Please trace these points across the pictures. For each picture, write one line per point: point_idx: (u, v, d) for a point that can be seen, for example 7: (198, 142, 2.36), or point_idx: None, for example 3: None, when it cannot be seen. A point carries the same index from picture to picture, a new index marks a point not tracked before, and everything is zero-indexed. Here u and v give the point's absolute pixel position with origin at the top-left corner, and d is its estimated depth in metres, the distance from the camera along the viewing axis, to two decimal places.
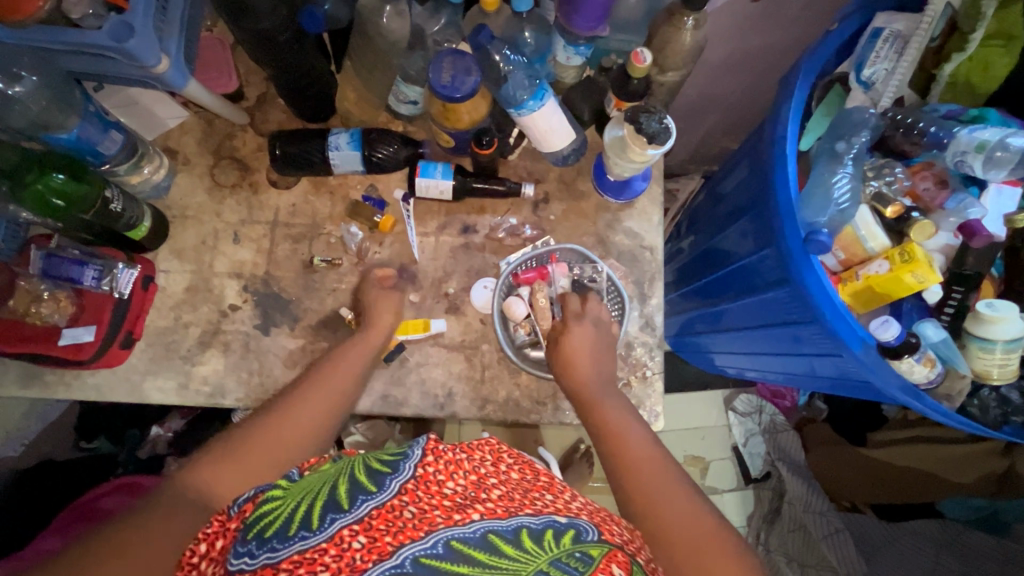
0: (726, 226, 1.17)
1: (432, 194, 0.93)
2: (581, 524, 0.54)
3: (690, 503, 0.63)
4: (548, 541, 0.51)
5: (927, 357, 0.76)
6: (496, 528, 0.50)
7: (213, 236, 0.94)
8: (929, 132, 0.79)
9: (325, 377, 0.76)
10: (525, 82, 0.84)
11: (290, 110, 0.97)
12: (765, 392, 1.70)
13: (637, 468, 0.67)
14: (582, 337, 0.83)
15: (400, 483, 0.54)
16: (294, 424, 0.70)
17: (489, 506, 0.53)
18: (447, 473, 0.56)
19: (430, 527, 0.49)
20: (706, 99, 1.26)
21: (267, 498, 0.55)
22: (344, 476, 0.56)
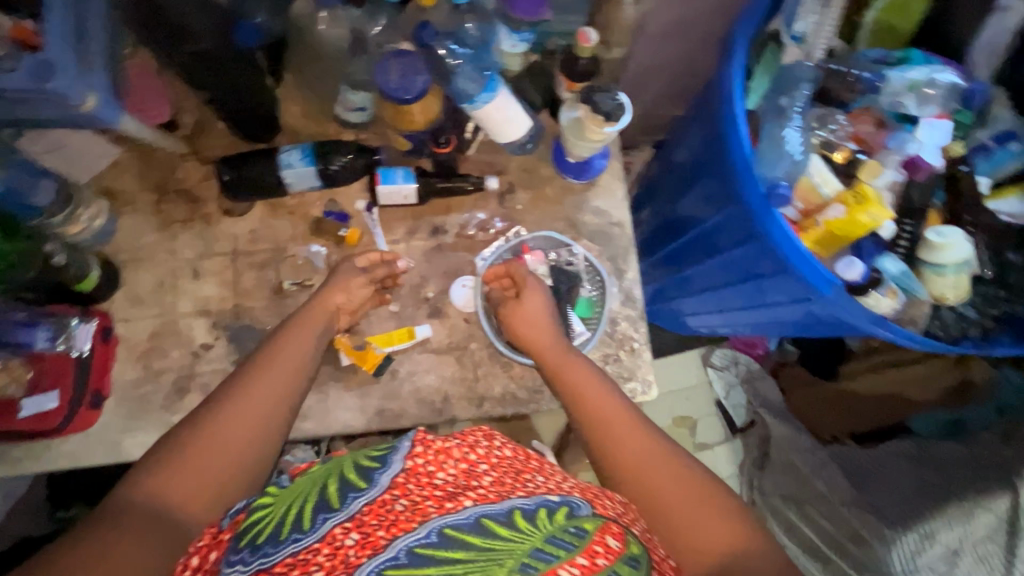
0: (686, 190, 1.19)
1: (396, 199, 0.91)
2: (574, 500, 0.53)
3: (661, 465, 0.65)
4: (542, 519, 0.50)
5: (890, 289, 0.81)
6: (490, 512, 0.50)
7: (171, 275, 0.89)
8: (863, 78, 0.83)
9: (273, 363, 0.71)
10: (473, 74, 0.82)
11: (234, 132, 0.92)
12: (739, 344, 1.78)
13: (609, 436, 0.68)
14: (533, 303, 0.83)
15: (389, 478, 0.53)
16: (240, 420, 0.65)
17: (481, 491, 0.52)
18: (436, 464, 0.54)
19: (423, 518, 0.49)
20: (649, 70, 1.29)
21: (256, 506, 0.53)
22: (333, 474, 0.55)
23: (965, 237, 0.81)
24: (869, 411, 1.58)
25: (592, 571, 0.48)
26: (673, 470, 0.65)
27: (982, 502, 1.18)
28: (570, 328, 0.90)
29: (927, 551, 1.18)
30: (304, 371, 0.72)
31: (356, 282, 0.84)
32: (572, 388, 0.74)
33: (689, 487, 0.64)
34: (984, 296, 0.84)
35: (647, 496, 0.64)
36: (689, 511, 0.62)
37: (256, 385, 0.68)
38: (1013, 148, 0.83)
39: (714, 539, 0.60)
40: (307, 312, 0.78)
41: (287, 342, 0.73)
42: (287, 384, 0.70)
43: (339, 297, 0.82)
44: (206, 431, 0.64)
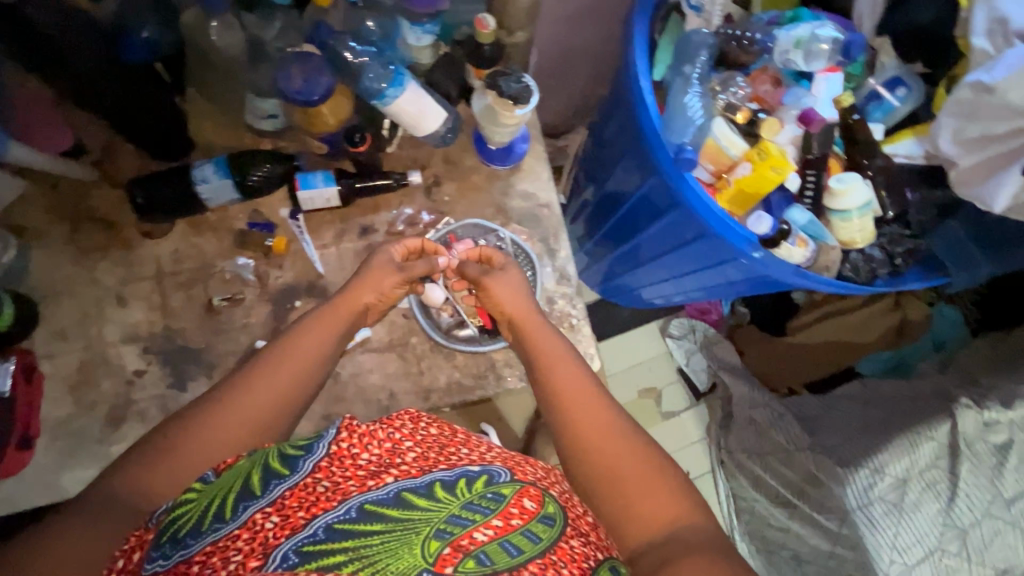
0: (617, 162, 1.21)
1: (319, 204, 0.91)
2: (494, 469, 0.59)
3: (618, 440, 0.67)
4: (459, 488, 0.56)
5: (800, 239, 0.85)
6: (409, 486, 0.55)
7: (93, 305, 0.87)
8: (756, 40, 0.88)
9: (281, 358, 0.70)
10: (381, 71, 0.83)
11: (144, 152, 0.90)
12: (693, 312, 1.81)
13: (571, 407, 0.70)
14: (506, 284, 0.81)
15: (313, 462, 0.56)
16: (247, 408, 0.66)
17: (403, 468, 0.57)
18: (361, 446, 0.58)
19: (344, 497, 0.53)
20: (569, 51, 1.32)
21: (179, 502, 0.54)
22: (257, 463, 0.57)
23: (862, 180, 0.85)
24: (820, 358, 1.64)
25: (505, 530, 0.54)
26: (627, 444, 0.67)
27: (926, 432, 1.32)
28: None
29: (879, 484, 1.29)
30: (311, 375, 0.71)
31: (389, 281, 0.80)
32: (540, 356, 0.76)
33: (641, 464, 0.65)
34: (890, 236, 0.90)
35: (603, 471, 0.65)
36: (640, 487, 0.64)
37: (267, 372, 0.69)
38: (902, 94, 0.89)
39: (662, 514, 0.62)
40: (332, 308, 0.75)
41: (300, 339, 0.72)
42: (292, 384, 0.69)
43: (367, 297, 0.78)
44: (208, 421, 0.64)
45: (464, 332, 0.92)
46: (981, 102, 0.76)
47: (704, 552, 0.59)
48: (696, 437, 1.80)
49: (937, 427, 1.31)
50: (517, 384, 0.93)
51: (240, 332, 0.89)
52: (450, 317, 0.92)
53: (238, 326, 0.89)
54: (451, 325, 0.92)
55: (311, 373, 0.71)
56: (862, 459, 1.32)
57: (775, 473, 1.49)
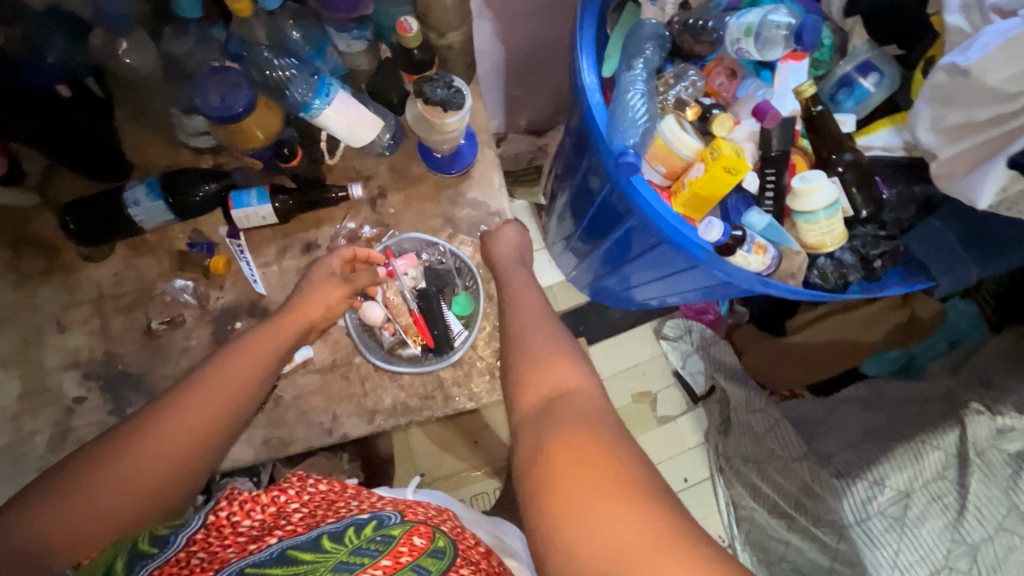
0: (586, 153, 1.13)
1: (256, 221, 0.88)
2: (385, 513, 0.52)
3: (541, 324, 0.69)
4: (348, 536, 0.49)
5: (757, 246, 0.78)
6: (294, 543, 0.48)
7: (35, 332, 0.86)
8: (711, 28, 0.81)
9: (234, 355, 0.68)
10: (306, 81, 0.80)
11: (81, 175, 0.88)
12: (689, 311, 1.69)
13: (514, 305, 0.74)
14: (507, 237, 0.87)
15: (186, 536, 0.50)
16: (192, 416, 0.61)
17: (289, 527, 0.50)
18: (243, 512, 0.51)
19: (221, 565, 0.47)
20: (539, 48, 1.26)
21: None
22: (121, 553, 0.52)
23: (829, 178, 0.77)
24: (823, 358, 1.49)
25: (396, 568, 0.46)
26: (547, 329, 0.68)
27: (932, 440, 1.22)
28: (446, 328, 0.91)
29: (878, 497, 1.22)
30: (243, 408, 0.66)
31: (334, 294, 0.80)
32: (504, 281, 0.81)
33: (551, 346, 0.65)
34: (863, 238, 0.82)
35: (517, 351, 0.65)
36: (542, 363, 0.62)
37: (221, 372, 0.65)
38: (874, 80, 0.81)
39: (560, 381, 0.59)
40: (276, 323, 0.74)
41: (228, 375, 0.65)
42: (212, 425, 0.62)
43: (315, 312, 0.78)
44: (150, 430, 0.60)
45: (408, 351, 0.91)
46: (958, 84, 0.67)
47: (590, 417, 0.54)
48: (693, 443, 1.63)
49: (944, 436, 1.22)
50: (465, 404, 0.89)
51: (180, 356, 0.87)
52: (391, 337, 0.91)
53: (178, 349, 0.87)
54: (393, 344, 0.91)
55: (237, 411, 0.64)
56: (862, 471, 1.26)
57: (768, 480, 1.39)
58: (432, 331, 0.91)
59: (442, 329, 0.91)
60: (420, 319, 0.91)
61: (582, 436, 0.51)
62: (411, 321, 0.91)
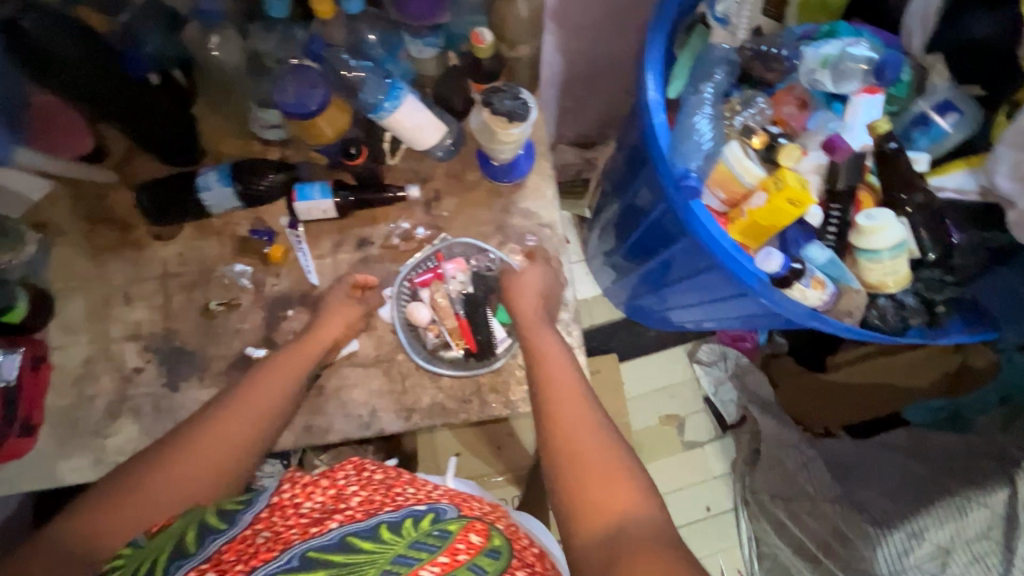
0: (641, 170, 1.11)
1: (316, 215, 0.91)
2: (441, 506, 0.56)
3: (588, 428, 0.66)
4: (406, 528, 0.52)
5: (816, 281, 0.76)
6: (355, 530, 0.51)
7: (104, 303, 0.91)
8: (783, 56, 0.81)
9: (276, 367, 0.76)
10: (379, 83, 0.82)
11: (158, 157, 0.93)
12: (726, 337, 1.64)
13: (552, 396, 0.70)
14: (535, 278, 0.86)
15: (253, 514, 0.56)
16: (231, 426, 0.69)
17: (348, 513, 0.54)
18: (304, 494, 0.57)
19: (286, 546, 0.51)
20: (597, 62, 1.26)
21: (109, 567, 0.55)
22: (192, 523, 0.57)
23: (897, 219, 0.76)
24: (857, 398, 1.48)
25: (452, 567, 0.49)
26: (597, 436, 0.66)
27: (978, 497, 1.11)
28: (490, 335, 0.91)
29: (916, 550, 1.14)
30: (274, 420, 0.73)
31: (351, 314, 0.86)
32: (537, 346, 0.77)
33: (607, 461, 0.63)
34: (928, 281, 0.80)
35: (571, 464, 0.63)
36: (604, 482, 0.61)
37: (259, 384, 0.73)
38: (953, 120, 0.78)
39: (623, 508, 0.59)
40: (301, 348, 0.80)
41: (257, 391, 0.73)
42: (246, 437, 0.69)
43: (335, 331, 0.84)
44: (195, 437, 0.67)
45: (449, 353, 0.92)
46: None
47: (654, 547, 0.55)
48: (719, 472, 1.60)
49: (992, 494, 1.10)
50: (501, 411, 0.90)
51: (233, 337, 0.90)
52: (435, 339, 0.92)
53: (232, 331, 0.91)
54: (435, 346, 0.92)
55: (269, 422, 0.72)
56: (901, 521, 1.18)
57: (800, 523, 1.35)
58: (476, 336, 0.91)
59: (485, 335, 0.91)
60: (464, 323, 0.91)
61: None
62: (456, 324, 0.91)
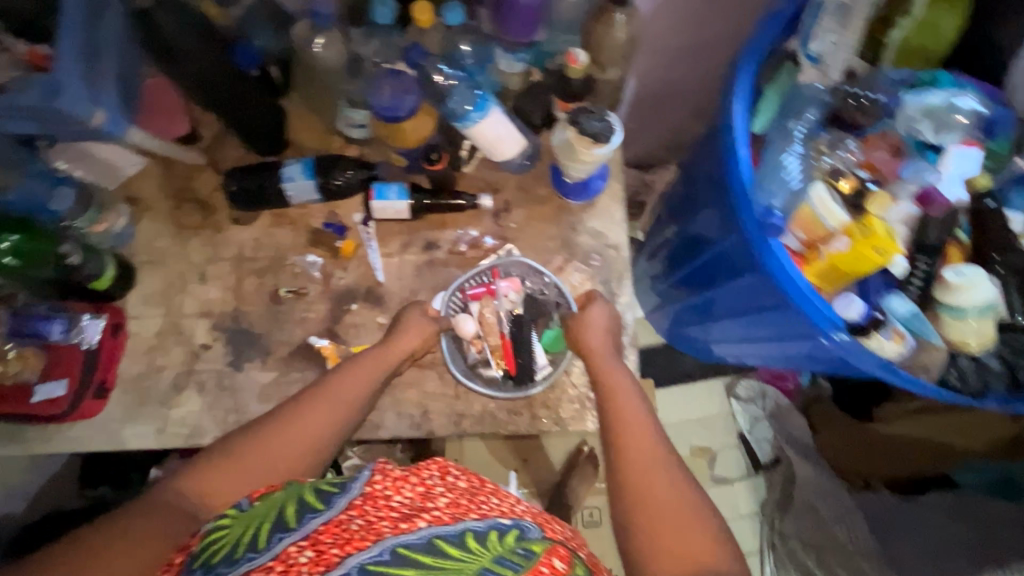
0: (705, 203, 1.10)
1: (390, 214, 0.93)
2: (525, 524, 0.59)
3: (661, 468, 0.68)
4: (491, 540, 0.56)
5: (895, 333, 0.75)
6: (442, 533, 0.55)
7: (181, 278, 0.94)
8: (880, 101, 0.79)
9: (363, 361, 0.80)
10: (467, 93, 0.83)
11: (245, 144, 0.96)
12: (766, 375, 1.61)
13: (624, 432, 0.72)
14: (601, 316, 0.86)
15: (347, 500, 0.58)
16: (323, 413, 0.74)
17: (435, 514, 0.57)
18: (394, 488, 0.60)
19: (378, 538, 0.54)
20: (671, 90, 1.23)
21: (215, 526, 0.58)
22: (292, 498, 0.60)
23: (989, 277, 0.73)
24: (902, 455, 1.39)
25: None
26: (669, 477, 0.68)
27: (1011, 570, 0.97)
28: (532, 359, 0.90)
29: None
30: (358, 409, 0.77)
31: (426, 333, 0.85)
32: (607, 387, 0.78)
33: (682, 502, 0.65)
34: (1016, 345, 0.76)
35: (643, 502, 0.66)
36: (678, 523, 0.64)
37: (349, 375, 0.78)
38: None
39: (696, 552, 0.62)
40: (380, 350, 0.82)
41: (347, 385, 0.77)
42: (333, 423, 0.74)
43: (411, 341, 0.84)
44: (291, 420, 0.72)
45: (488, 371, 0.90)
46: None
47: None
48: (746, 511, 1.55)
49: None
50: (551, 427, 0.90)
51: (298, 325, 0.93)
52: (476, 354, 0.91)
53: (297, 318, 0.93)
54: (476, 361, 0.91)
55: (353, 411, 0.76)
56: None
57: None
58: (518, 359, 0.90)
59: (526, 360, 0.90)
60: (507, 343, 0.90)
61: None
62: (499, 343, 0.90)
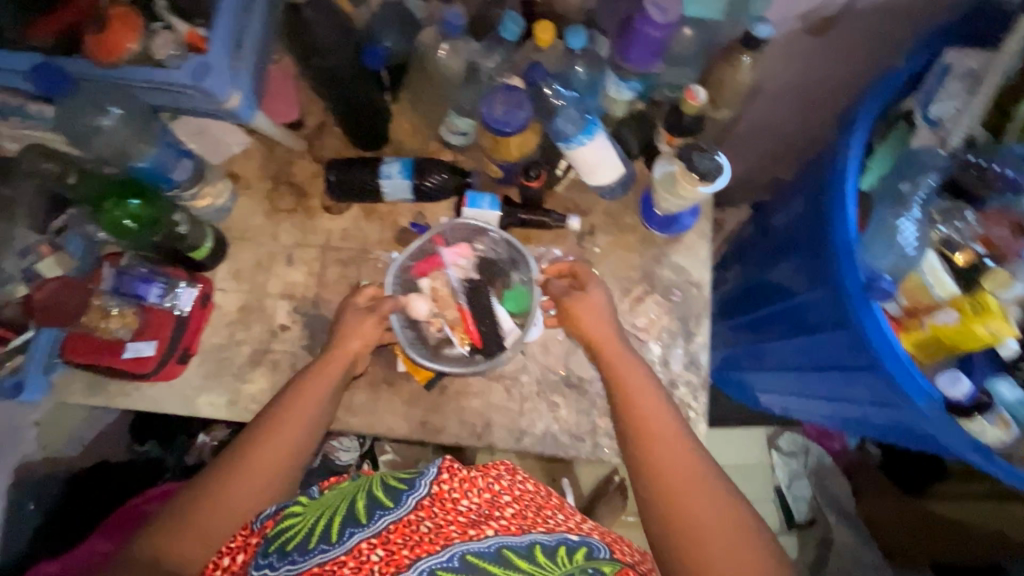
0: (780, 255, 1.08)
1: (478, 223, 0.94)
2: (593, 543, 0.63)
3: (698, 484, 0.67)
4: (560, 556, 0.60)
5: (1001, 419, 0.73)
6: (511, 544, 0.59)
7: (269, 258, 0.97)
8: (1006, 175, 0.75)
9: (316, 372, 0.79)
10: (575, 116, 0.83)
11: (346, 138, 0.99)
12: (811, 431, 1.52)
13: (653, 444, 0.70)
14: (599, 303, 0.80)
15: (416, 500, 0.63)
16: (287, 429, 0.74)
17: (502, 523, 0.62)
18: (461, 491, 0.64)
19: (447, 542, 0.58)
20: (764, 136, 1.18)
21: (288, 513, 0.64)
22: (363, 492, 0.65)
23: None
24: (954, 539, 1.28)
25: None
26: (710, 494, 0.66)
27: None
28: (496, 327, 0.88)
29: None
30: (319, 419, 0.77)
31: (365, 324, 0.82)
32: (625, 392, 0.75)
33: (724, 517, 0.65)
34: None
35: (685, 524, 0.65)
36: (728, 538, 0.63)
37: (301, 389, 0.77)
38: None
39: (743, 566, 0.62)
40: (327, 359, 0.80)
41: (309, 390, 0.77)
42: (297, 438, 0.74)
43: (354, 346, 0.81)
44: (259, 443, 0.73)
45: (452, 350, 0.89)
46: None
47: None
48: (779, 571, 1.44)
49: None
50: (611, 457, 0.89)
51: None
52: (436, 330, 0.90)
53: None
54: (439, 341, 0.89)
55: (313, 423, 0.76)
56: None
57: None
58: (477, 326, 0.88)
59: (490, 326, 0.88)
60: (467, 314, 0.89)
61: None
62: (458, 316, 0.90)
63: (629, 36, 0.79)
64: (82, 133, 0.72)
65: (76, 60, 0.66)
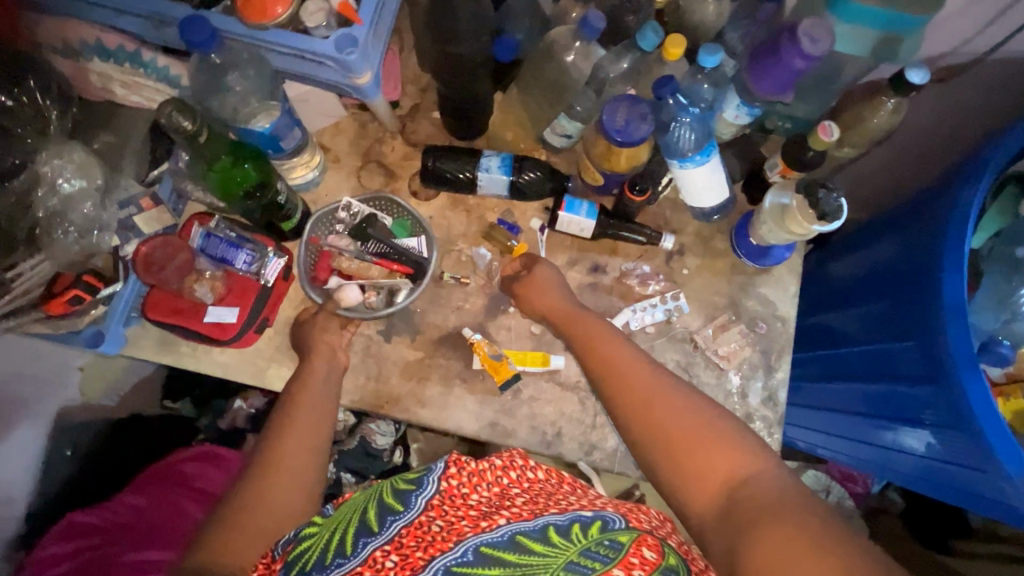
0: (838, 302, 1.08)
1: (571, 229, 0.92)
2: (607, 516, 0.57)
3: (663, 394, 0.64)
4: (575, 533, 0.53)
5: None
6: (524, 529, 0.53)
7: None
8: None
9: (314, 361, 0.81)
10: (692, 137, 0.82)
11: (441, 124, 0.97)
12: (836, 472, 1.43)
13: (615, 369, 0.69)
14: (549, 277, 0.85)
15: (425, 500, 0.57)
16: (306, 422, 0.72)
17: (514, 510, 0.55)
18: (469, 486, 0.58)
19: (459, 537, 0.52)
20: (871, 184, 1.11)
21: (304, 534, 0.57)
22: (372, 500, 0.58)
23: None
24: None
25: None
26: (680, 402, 0.63)
27: None
28: (408, 249, 0.91)
29: None
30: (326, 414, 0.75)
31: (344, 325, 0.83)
32: (585, 339, 0.75)
33: (693, 416, 0.62)
34: None
35: (657, 434, 0.62)
36: (699, 440, 0.60)
37: (305, 381, 0.78)
38: None
39: (730, 470, 0.57)
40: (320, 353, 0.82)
41: (310, 380, 0.78)
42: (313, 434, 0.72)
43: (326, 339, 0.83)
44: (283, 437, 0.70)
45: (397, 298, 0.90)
46: None
47: (794, 514, 0.51)
48: None
49: None
50: None
51: (452, 312, 0.92)
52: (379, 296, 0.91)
53: (452, 306, 0.93)
54: (386, 300, 0.90)
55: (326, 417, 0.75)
56: None
57: None
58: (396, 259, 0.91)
59: (406, 252, 0.91)
60: (384, 259, 0.90)
61: (800, 546, 0.48)
62: (378, 269, 0.90)
63: (765, 65, 0.76)
64: (213, 86, 0.74)
65: (227, 18, 0.65)
